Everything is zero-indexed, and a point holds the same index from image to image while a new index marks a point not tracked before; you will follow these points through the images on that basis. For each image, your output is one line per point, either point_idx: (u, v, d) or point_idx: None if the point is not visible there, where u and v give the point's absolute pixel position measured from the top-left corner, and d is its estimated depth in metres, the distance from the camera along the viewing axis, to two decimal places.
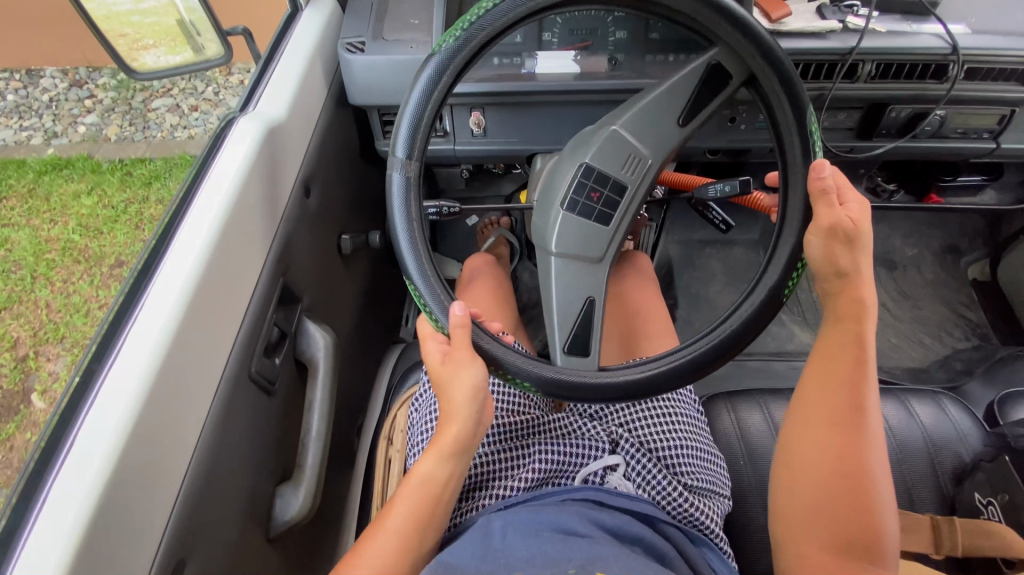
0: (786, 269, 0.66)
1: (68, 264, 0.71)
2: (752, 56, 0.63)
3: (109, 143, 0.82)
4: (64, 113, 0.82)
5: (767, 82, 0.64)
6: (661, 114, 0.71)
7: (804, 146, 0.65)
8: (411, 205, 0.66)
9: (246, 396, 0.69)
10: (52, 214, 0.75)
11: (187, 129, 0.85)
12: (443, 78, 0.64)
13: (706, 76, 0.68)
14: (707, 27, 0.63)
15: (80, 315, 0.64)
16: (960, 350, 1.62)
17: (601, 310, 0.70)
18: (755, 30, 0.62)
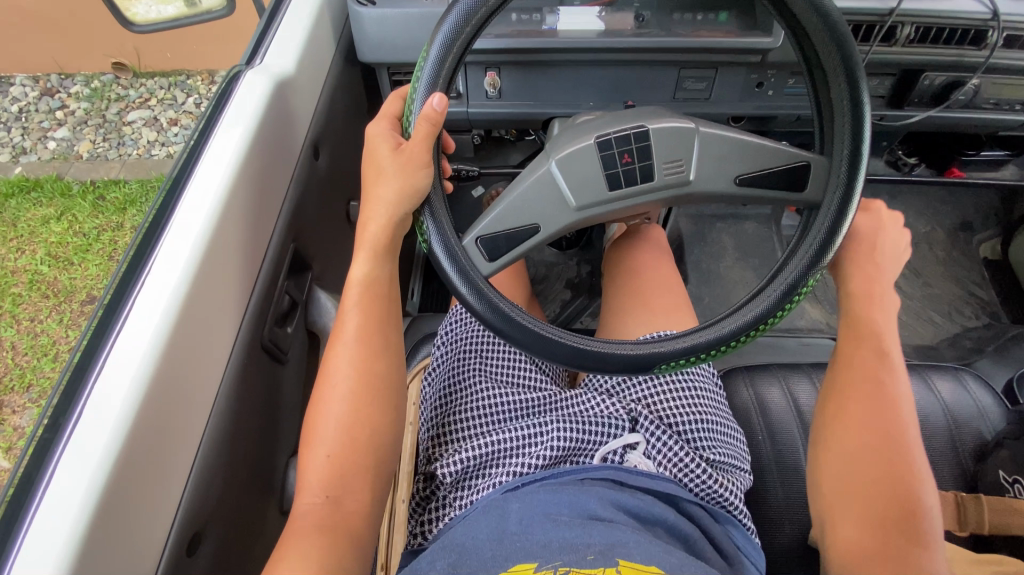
0: (830, 241, 0.62)
1: (35, 299, 0.75)
2: (837, 182, 0.62)
3: (81, 162, 0.89)
4: (33, 127, 0.92)
5: (821, 217, 0.63)
6: (727, 161, 0.67)
7: (831, 227, 0.62)
8: (443, 69, 0.58)
9: (257, 366, 0.66)
10: (19, 242, 0.80)
11: (164, 147, 0.89)
12: (465, 29, 0.57)
13: (792, 168, 0.65)
14: (832, 125, 0.63)
15: (46, 359, 0.67)
16: (971, 329, 1.61)
17: (533, 243, 0.67)
18: (856, 172, 0.62)
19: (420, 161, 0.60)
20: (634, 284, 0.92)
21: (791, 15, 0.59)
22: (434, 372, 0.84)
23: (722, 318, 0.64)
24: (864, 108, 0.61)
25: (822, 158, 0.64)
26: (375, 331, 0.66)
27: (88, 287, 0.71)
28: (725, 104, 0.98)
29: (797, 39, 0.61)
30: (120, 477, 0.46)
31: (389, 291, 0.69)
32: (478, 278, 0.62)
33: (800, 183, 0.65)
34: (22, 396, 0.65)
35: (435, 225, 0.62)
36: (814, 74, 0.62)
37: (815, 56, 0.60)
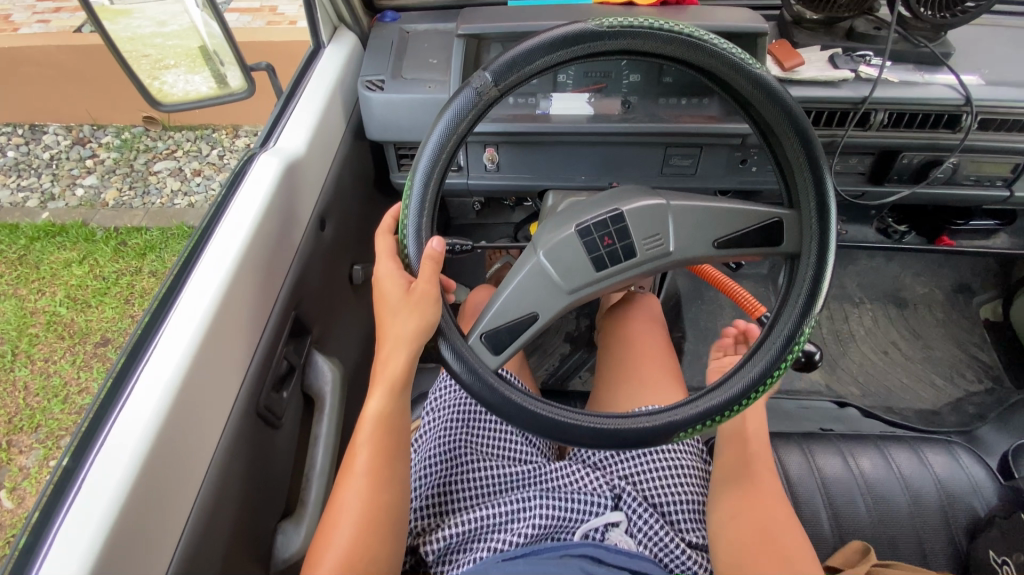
0: (804, 315, 0.64)
1: (49, 339, 0.84)
2: (811, 232, 0.65)
3: (106, 210, 1.02)
4: (65, 172, 1.05)
5: (803, 268, 0.65)
6: (702, 228, 0.69)
7: (815, 276, 0.64)
8: (428, 191, 0.68)
9: (253, 430, 0.69)
10: (39, 283, 0.92)
11: (187, 197, 1.01)
12: (442, 156, 0.67)
13: (765, 226, 0.68)
14: (797, 185, 0.66)
15: (57, 402, 0.76)
16: (973, 394, 1.60)
17: (533, 332, 0.70)
18: (828, 223, 0.64)
19: (433, 298, 0.66)
20: (626, 359, 0.94)
21: (735, 91, 0.64)
22: (420, 440, 0.85)
23: (725, 380, 0.65)
24: (823, 161, 0.64)
25: (793, 213, 0.67)
26: (386, 462, 0.69)
27: (104, 330, 0.81)
28: (711, 179, 1.02)
29: (746, 110, 0.66)
30: (115, 543, 0.48)
31: (401, 424, 0.71)
32: (485, 370, 0.66)
33: (776, 239, 0.68)
34: (29, 438, 0.74)
35: (444, 332, 0.67)
36: (768, 137, 0.67)
37: (767, 125, 0.65)
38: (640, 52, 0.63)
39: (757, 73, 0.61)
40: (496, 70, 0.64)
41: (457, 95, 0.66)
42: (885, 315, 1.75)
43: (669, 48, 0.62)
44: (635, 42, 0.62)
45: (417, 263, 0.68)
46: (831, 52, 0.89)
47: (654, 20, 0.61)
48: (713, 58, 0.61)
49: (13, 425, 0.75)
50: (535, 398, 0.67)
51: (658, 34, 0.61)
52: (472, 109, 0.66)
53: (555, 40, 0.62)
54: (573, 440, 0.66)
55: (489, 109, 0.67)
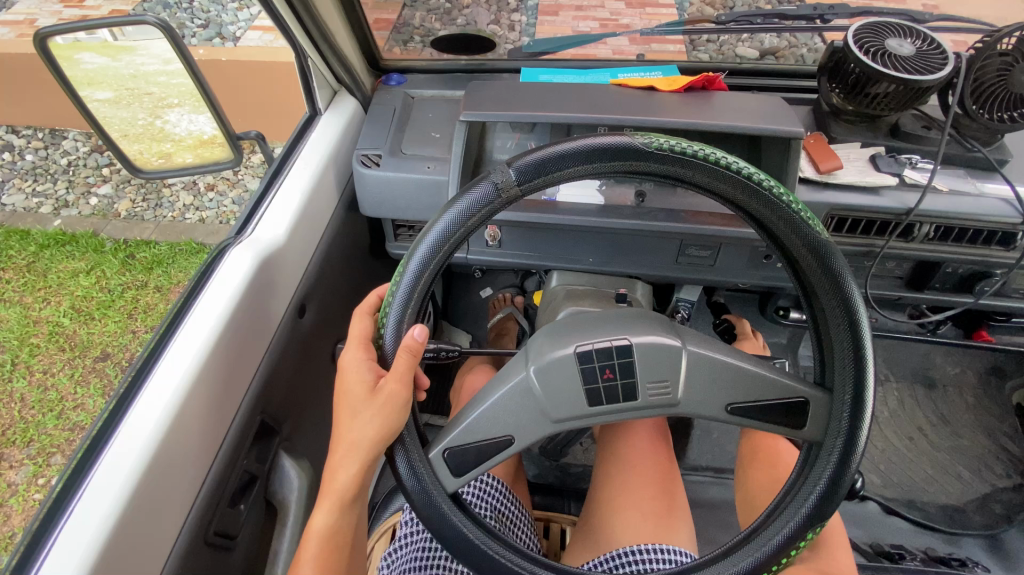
0: (824, 498, 0.54)
1: (51, 352, 0.96)
2: (838, 429, 0.55)
3: (118, 221, 1.20)
4: (81, 182, 1.27)
5: (823, 460, 0.55)
6: (718, 377, 0.60)
7: (832, 478, 0.54)
8: (419, 284, 0.59)
9: (201, 560, 0.62)
10: (45, 291, 1.11)
11: (198, 213, 1.20)
12: (442, 250, 0.59)
13: (786, 399, 0.59)
14: (835, 364, 0.58)
15: (50, 418, 0.84)
16: (1002, 491, 1.47)
17: (506, 456, 0.63)
18: (860, 425, 0.54)
19: (402, 401, 0.58)
20: (625, 478, 0.85)
21: (785, 245, 0.58)
22: (394, 550, 0.82)
23: (714, 561, 0.56)
24: (869, 354, 0.55)
25: (822, 396, 0.58)
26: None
27: (104, 346, 0.94)
28: (732, 271, 0.94)
29: (794, 265, 0.59)
30: None
31: (349, 536, 0.65)
32: (437, 493, 0.59)
33: (799, 420, 0.59)
34: (21, 452, 0.82)
35: (402, 447, 0.59)
36: (813, 302, 0.59)
37: (812, 286, 0.58)
38: (687, 181, 0.57)
39: (814, 233, 0.55)
40: (522, 170, 0.56)
41: (474, 187, 0.57)
42: (911, 394, 1.63)
43: (721, 184, 0.55)
44: (683, 171, 0.56)
45: (394, 351, 0.59)
46: (874, 152, 0.83)
47: (719, 153, 0.54)
48: (753, 195, 0.55)
49: (6, 437, 0.83)
50: (488, 535, 0.60)
51: (711, 167, 0.54)
52: (484, 210, 0.58)
53: (592, 150, 0.55)
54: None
55: (504, 209, 0.59)
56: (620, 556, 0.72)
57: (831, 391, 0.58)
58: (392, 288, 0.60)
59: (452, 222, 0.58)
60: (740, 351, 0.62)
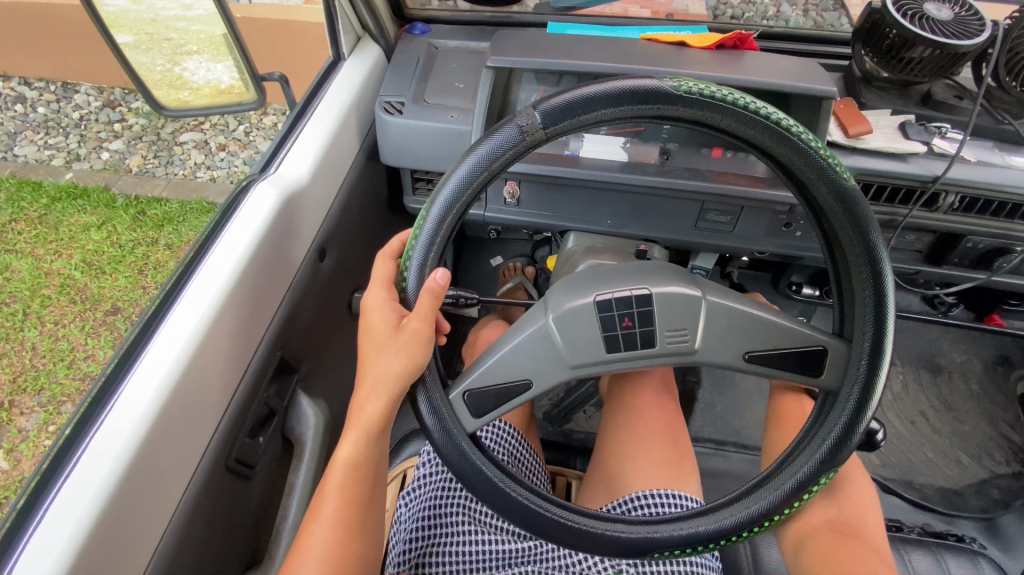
0: (838, 446, 0.56)
1: (61, 303, 0.86)
2: (856, 377, 0.56)
3: (129, 176, 1.04)
4: (92, 136, 1.09)
5: (838, 408, 0.57)
6: (739, 329, 0.61)
7: (848, 424, 0.56)
8: (444, 226, 0.60)
9: (219, 484, 0.64)
10: (56, 244, 0.95)
11: (208, 171, 1.06)
12: (467, 192, 0.59)
13: (806, 349, 0.60)
14: (854, 315, 0.58)
15: (62, 366, 0.77)
16: (1001, 477, 1.48)
17: (524, 400, 0.64)
18: (877, 372, 0.55)
19: (425, 338, 0.59)
20: (635, 432, 0.87)
21: (811, 193, 0.58)
22: (411, 493, 0.85)
23: (722, 506, 0.59)
24: (889, 302, 0.56)
25: (841, 345, 0.59)
26: (354, 517, 0.63)
27: (115, 298, 0.84)
28: (751, 239, 0.94)
29: (817, 216, 0.60)
30: None
31: (374, 471, 0.65)
32: (458, 433, 0.60)
33: (815, 367, 0.60)
34: (32, 399, 0.75)
35: (425, 388, 0.61)
36: (836, 253, 0.60)
37: (836, 237, 0.58)
38: (716, 127, 0.57)
39: (842, 180, 0.55)
40: (548, 113, 0.56)
41: (498, 129, 0.57)
42: (916, 379, 1.63)
43: (748, 129, 0.56)
44: (710, 115, 0.56)
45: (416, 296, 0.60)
46: (903, 119, 0.83)
47: (749, 99, 0.54)
48: (783, 143, 0.55)
49: (17, 384, 0.77)
50: (506, 474, 0.61)
51: (741, 113, 0.54)
52: (510, 152, 0.58)
53: (621, 93, 0.55)
54: (539, 531, 0.60)
55: (529, 153, 0.59)
56: (638, 501, 0.75)
57: (850, 341, 0.59)
58: (416, 229, 0.60)
59: (476, 166, 0.58)
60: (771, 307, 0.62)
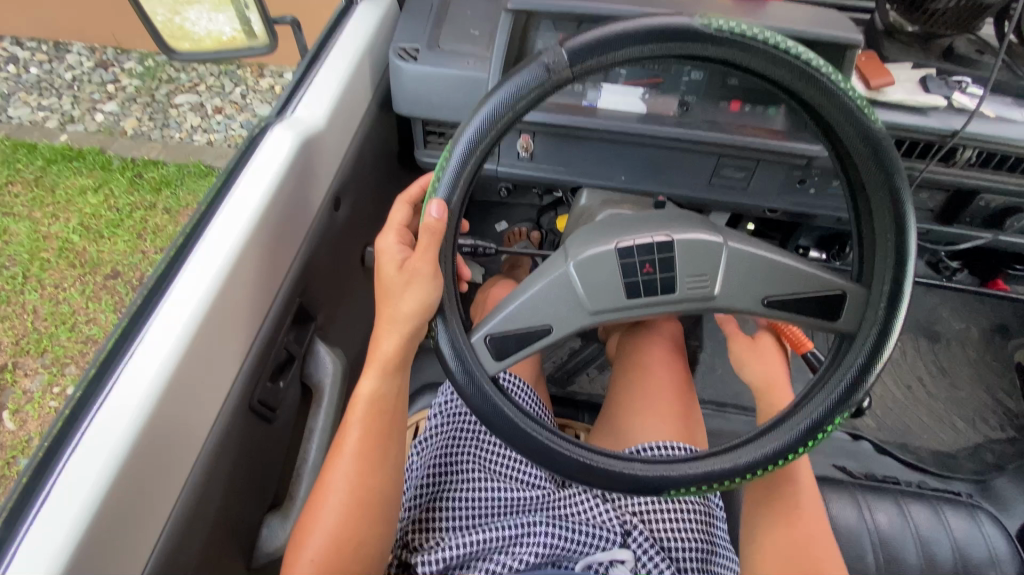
0: (851, 387, 0.58)
1: (60, 268, 0.88)
2: (874, 318, 0.58)
3: (124, 138, 1.06)
4: (83, 96, 1.11)
5: (854, 350, 0.59)
6: (759, 275, 0.61)
7: (864, 364, 0.58)
8: (467, 167, 0.59)
9: (243, 427, 0.66)
10: (54, 207, 0.97)
11: (205, 134, 1.02)
12: (490, 133, 0.58)
13: (827, 294, 0.60)
14: (875, 256, 0.59)
15: (64, 329, 0.79)
16: (994, 441, 1.52)
17: (545, 344, 0.64)
18: (896, 312, 0.57)
19: (427, 276, 0.61)
20: (646, 383, 0.90)
21: (836, 136, 0.58)
22: (423, 443, 0.85)
23: (738, 446, 0.61)
24: (911, 242, 0.57)
25: (860, 288, 0.60)
26: (374, 446, 0.67)
27: (114, 262, 0.85)
28: (764, 196, 0.94)
29: (841, 160, 0.60)
30: (94, 537, 0.46)
31: (399, 404, 0.69)
32: (481, 376, 0.61)
33: (834, 312, 0.60)
34: (36, 361, 0.76)
35: (447, 330, 0.61)
36: (858, 198, 0.60)
37: (860, 182, 0.58)
38: (743, 67, 0.56)
39: (868, 122, 0.55)
40: (574, 51, 0.55)
41: (523, 69, 0.56)
42: (914, 346, 1.66)
43: (776, 69, 0.55)
44: (740, 56, 0.55)
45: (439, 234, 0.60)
46: (924, 73, 0.82)
47: (779, 37, 0.54)
48: (811, 84, 0.54)
49: (20, 346, 0.78)
50: (529, 418, 0.62)
51: (769, 52, 0.54)
52: (535, 91, 0.57)
53: (651, 31, 0.54)
54: (560, 472, 0.62)
55: (554, 94, 0.58)
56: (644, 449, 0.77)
57: (869, 286, 0.60)
58: (438, 171, 0.60)
59: (500, 106, 0.57)
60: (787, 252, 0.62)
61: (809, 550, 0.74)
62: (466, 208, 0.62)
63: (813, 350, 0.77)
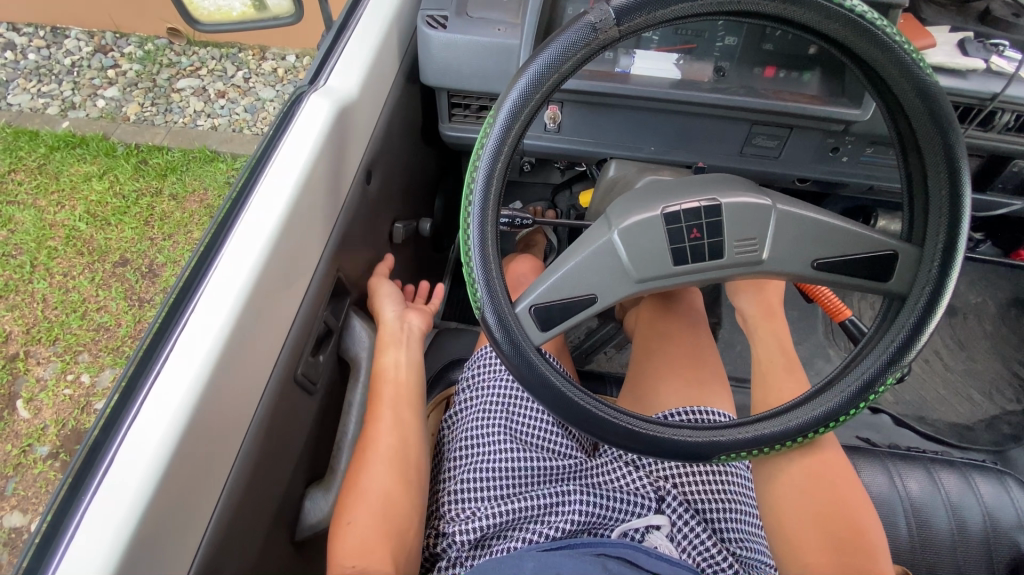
0: (900, 348, 0.59)
1: (69, 256, 0.88)
2: (927, 277, 0.59)
3: (127, 125, 1.04)
4: (87, 85, 1.13)
5: (905, 312, 0.59)
6: (806, 236, 0.61)
7: (917, 324, 0.58)
8: (511, 133, 0.58)
9: (288, 399, 0.66)
10: (59, 197, 0.99)
11: (210, 119, 1.00)
12: (535, 97, 0.57)
13: (876, 255, 0.60)
14: (926, 216, 0.59)
15: (75, 316, 0.80)
16: (1011, 413, 1.52)
17: (589, 315, 0.64)
18: (949, 271, 0.58)
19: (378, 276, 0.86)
20: (681, 354, 0.91)
21: (889, 94, 0.57)
22: (453, 418, 0.87)
23: (786, 409, 0.62)
24: (965, 201, 0.57)
25: (911, 248, 0.60)
26: (399, 413, 0.75)
27: (122, 250, 0.85)
28: (795, 165, 0.93)
29: (893, 118, 0.59)
30: (157, 504, 0.47)
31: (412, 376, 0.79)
32: (528, 347, 0.61)
33: (885, 273, 0.61)
34: (48, 349, 0.78)
35: (491, 299, 0.61)
36: (909, 156, 0.59)
37: (913, 140, 0.58)
38: (795, 23, 0.54)
39: (924, 79, 0.54)
40: (622, 7, 0.53)
41: (568, 28, 0.55)
42: None
43: (830, 24, 0.53)
44: (794, 11, 0.53)
45: (484, 202, 0.59)
46: (962, 36, 0.80)
47: None
48: (866, 39, 0.53)
49: (32, 335, 0.80)
50: (574, 386, 0.62)
51: (823, 5, 0.52)
52: (580, 53, 0.55)
53: None
54: (610, 441, 0.62)
55: (599, 55, 0.56)
56: (674, 414, 0.80)
57: (920, 245, 0.60)
58: (481, 137, 0.59)
59: (544, 67, 0.56)
60: (832, 213, 0.62)
61: (842, 513, 0.73)
62: (508, 174, 0.61)
63: (851, 318, 0.78)
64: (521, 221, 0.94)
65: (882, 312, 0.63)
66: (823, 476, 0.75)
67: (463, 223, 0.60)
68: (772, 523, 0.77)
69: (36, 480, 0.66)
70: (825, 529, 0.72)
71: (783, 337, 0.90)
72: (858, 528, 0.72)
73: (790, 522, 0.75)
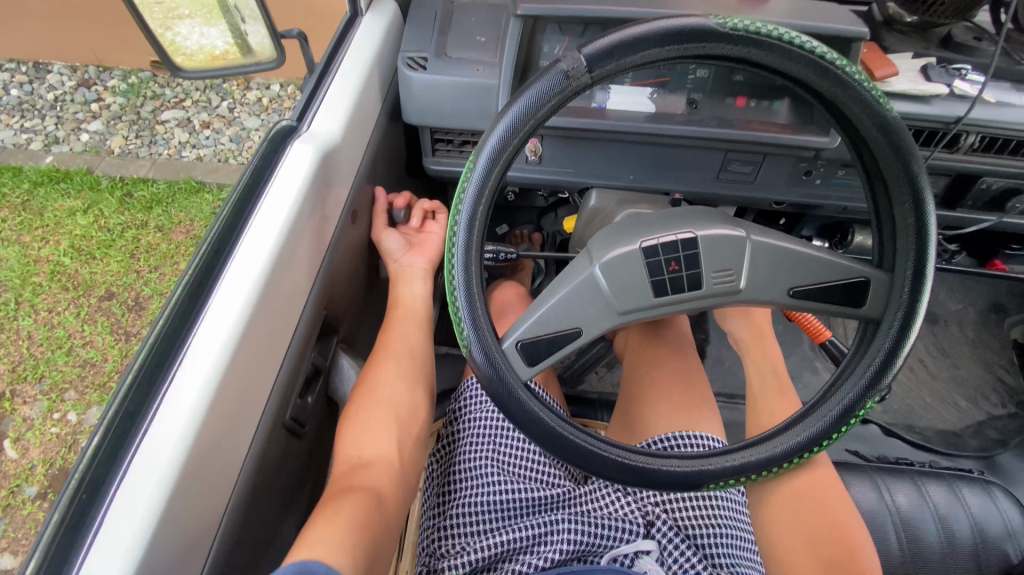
0: (877, 373, 0.60)
1: (53, 290, 0.86)
2: (899, 303, 0.61)
3: (112, 158, 1.03)
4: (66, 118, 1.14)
5: (880, 336, 0.61)
6: (781, 266, 0.63)
7: (892, 348, 0.60)
8: (492, 173, 0.59)
9: (277, 443, 0.66)
10: (42, 230, 0.97)
11: (195, 150, 1.00)
12: (514, 139, 0.59)
13: (850, 281, 0.62)
14: (896, 244, 0.62)
15: (61, 353, 0.79)
16: (996, 418, 1.55)
17: (574, 348, 0.65)
18: (919, 297, 0.60)
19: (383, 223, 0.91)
20: (667, 379, 0.92)
21: (854, 128, 0.59)
22: (444, 448, 0.88)
23: (773, 436, 0.63)
24: (930, 228, 0.59)
25: (883, 275, 0.62)
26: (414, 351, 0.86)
27: (109, 283, 0.84)
28: (772, 188, 0.96)
29: (857, 149, 0.61)
30: (148, 565, 0.46)
31: (422, 319, 0.90)
32: (515, 382, 0.61)
33: (859, 299, 0.63)
34: (34, 388, 0.76)
35: (477, 338, 0.61)
36: (875, 186, 0.62)
37: (878, 170, 0.60)
38: (761, 66, 0.57)
39: (886, 114, 0.56)
40: (594, 54, 0.55)
41: (543, 74, 0.56)
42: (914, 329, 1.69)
43: (793, 65, 0.56)
44: (760, 55, 0.55)
45: (468, 241, 0.60)
46: (925, 63, 0.83)
47: (794, 34, 0.54)
48: (828, 78, 0.56)
49: (17, 373, 0.77)
50: (562, 419, 0.63)
51: (786, 49, 0.54)
52: (556, 94, 0.57)
53: (670, 33, 0.54)
54: (598, 473, 0.62)
55: (574, 98, 0.58)
56: (663, 441, 0.81)
57: (891, 271, 0.62)
58: (463, 178, 0.60)
59: (521, 112, 0.57)
60: (805, 241, 0.64)
61: (833, 533, 0.75)
62: (491, 213, 0.62)
63: (832, 339, 0.80)
64: (507, 253, 0.96)
65: (859, 336, 0.64)
66: (811, 495, 0.78)
67: (447, 263, 0.61)
68: (769, 546, 0.79)
69: (26, 522, 0.63)
70: (815, 547, 0.74)
71: (770, 358, 0.93)
72: (850, 550, 0.73)
73: (783, 546, 0.76)
